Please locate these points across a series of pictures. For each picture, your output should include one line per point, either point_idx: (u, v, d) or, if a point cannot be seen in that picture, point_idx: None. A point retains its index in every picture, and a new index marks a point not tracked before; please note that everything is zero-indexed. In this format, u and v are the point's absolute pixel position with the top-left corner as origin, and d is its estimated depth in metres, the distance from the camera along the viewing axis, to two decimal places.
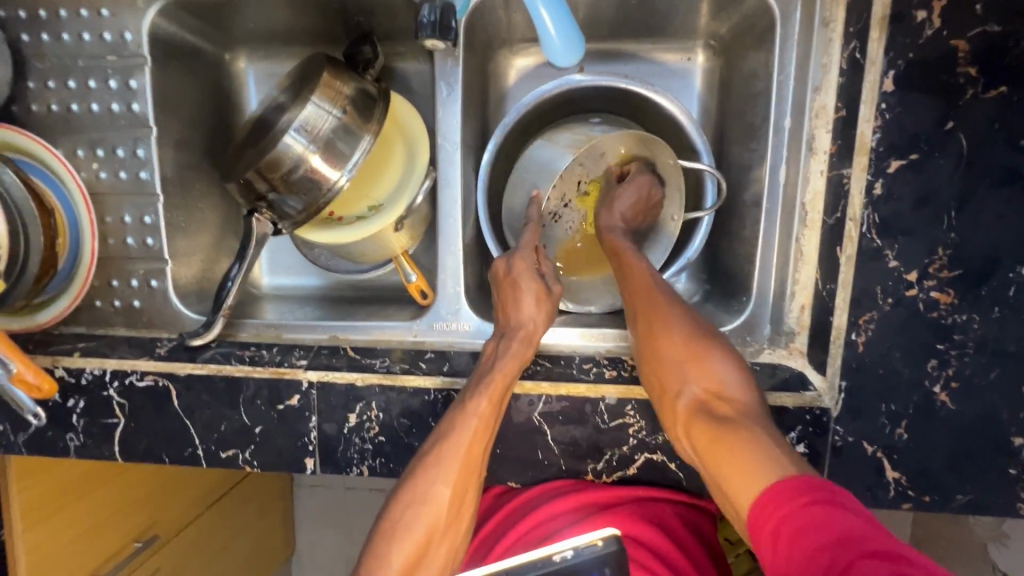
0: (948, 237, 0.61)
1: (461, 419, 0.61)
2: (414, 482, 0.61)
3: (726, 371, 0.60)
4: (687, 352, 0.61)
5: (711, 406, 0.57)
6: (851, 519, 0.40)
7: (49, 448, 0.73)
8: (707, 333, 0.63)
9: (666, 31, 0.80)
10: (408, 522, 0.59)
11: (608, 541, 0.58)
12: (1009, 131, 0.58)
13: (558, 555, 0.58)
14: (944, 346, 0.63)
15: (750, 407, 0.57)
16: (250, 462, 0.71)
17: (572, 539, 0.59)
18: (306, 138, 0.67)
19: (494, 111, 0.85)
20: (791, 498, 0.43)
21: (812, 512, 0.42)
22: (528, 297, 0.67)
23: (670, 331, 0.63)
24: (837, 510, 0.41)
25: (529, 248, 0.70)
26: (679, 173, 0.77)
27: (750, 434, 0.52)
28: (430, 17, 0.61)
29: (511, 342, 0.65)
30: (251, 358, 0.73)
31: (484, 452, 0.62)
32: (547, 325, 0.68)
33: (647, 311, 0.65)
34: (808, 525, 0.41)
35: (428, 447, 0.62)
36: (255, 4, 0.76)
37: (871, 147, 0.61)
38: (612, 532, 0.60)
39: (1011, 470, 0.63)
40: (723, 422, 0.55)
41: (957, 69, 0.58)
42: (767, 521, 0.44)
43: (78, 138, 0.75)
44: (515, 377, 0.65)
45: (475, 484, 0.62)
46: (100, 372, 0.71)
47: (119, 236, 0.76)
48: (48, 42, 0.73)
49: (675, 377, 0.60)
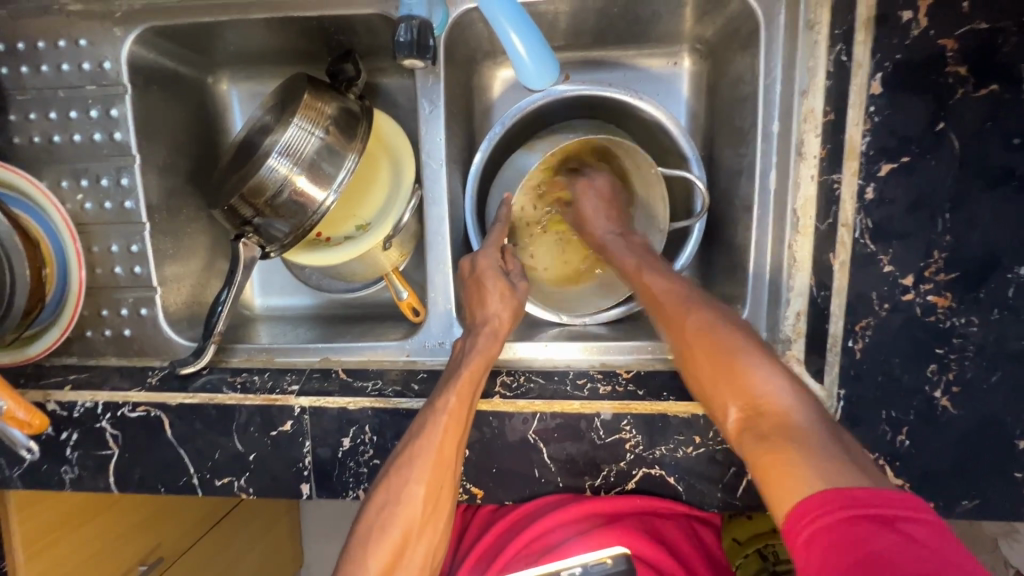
0: (943, 240, 0.60)
1: (431, 417, 0.60)
2: (388, 481, 0.59)
3: (760, 374, 0.54)
4: (716, 359, 0.57)
5: (755, 423, 0.52)
6: (896, 536, 0.38)
7: (44, 481, 0.72)
8: (734, 334, 0.58)
9: (650, 37, 0.79)
10: (383, 525, 0.57)
11: (618, 560, 0.66)
12: (1002, 129, 0.57)
13: (568, 570, 0.66)
14: (943, 350, 0.61)
15: (796, 413, 0.51)
16: (245, 489, 0.71)
17: (582, 557, 0.68)
18: (289, 160, 0.67)
19: (481, 124, 0.85)
20: (829, 511, 0.42)
21: (853, 527, 0.40)
22: (493, 295, 0.68)
23: (696, 338, 0.59)
24: (881, 526, 0.39)
25: (494, 247, 0.71)
26: (661, 182, 0.76)
27: (793, 449, 0.47)
28: (406, 36, 0.60)
29: (477, 337, 0.66)
30: (243, 384, 0.72)
31: (458, 450, 0.61)
32: (515, 322, 0.69)
33: (673, 315, 0.63)
34: (845, 540, 0.39)
35: (399, 448, 0.61)
36: (236, 28, 0.75)
37: (861, 150, 0.60)
38: (622, 550, 0.67)
39: (1017, 474, 0.62)
40: (766, 437, 0.50)
41: (945, 69, 0.57)
42: (801, 530, 0.43)
43: (63, 169, 0.74)
44: (485, 373, 0.65)
45: (451, 483, 0.61)
46: (92, 405, 0.71)
47: (107, 266, 0.76)
48: (28, 74, 0.73)
49: (717, 392, 0.56)
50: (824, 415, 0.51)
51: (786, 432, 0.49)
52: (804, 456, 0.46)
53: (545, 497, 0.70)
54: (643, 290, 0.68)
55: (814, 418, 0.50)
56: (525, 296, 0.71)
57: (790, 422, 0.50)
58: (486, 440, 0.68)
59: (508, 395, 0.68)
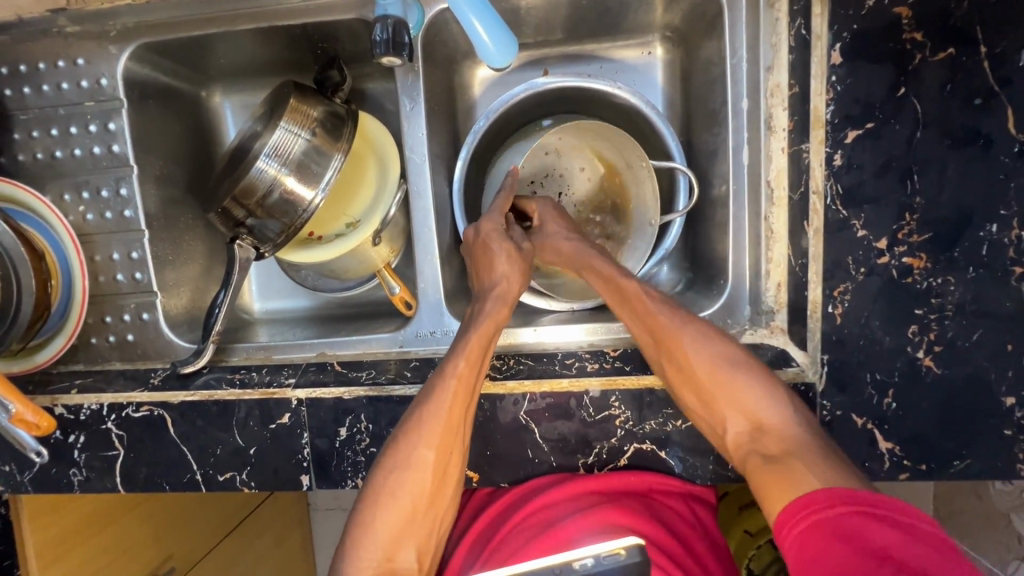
0: (914, 202, 0.61)
1: (440, 382, 0.61)
2: (398, 447, 0.60)
3: (757, 397, 0.61)
4: (711, 381, 0.63)
5: (757, 440, 0.60)
6: (888, 532, 0.46)
7: (53, 484, 0.75)
8: (728, 355, 0.64)
9: (622, 28, 0.81)
10: (392, 489, 0.59)
11: (632, 551, 0.50)
12: (961, 92, 0.58)
13: (577, 562, 0.50)
14: (923, 311, 0.62)
15: (795, 430, 0.59)
16: (247, 483, 0.72)
17: (591, 546, 0.51)
18: (278, 161, 0.69)
19: (464, 121, 0.87)
20: (833, 506, 0.49)
21: (853, 522, 0.47)
22: (500, 258, 0.69)
23: (691, 358, 0.64)
24: (876, 521, 0.47)
25: (498, 214, 0.73)
26: (651, 174, 0.78)
27: (800, 462, 0.55)
28: (383, 35, 0.63)
29: (485, 303, 0.67)
30: (241, 381, 0.74)
31: (466, 416, 0.62)
32: (522, 285, 0.70)
33: (671, 337, 0.65)
34: (846, 532, 0.47)
35: (409, 413, 0.62)
36: (226, 40, 0.78)
37: (826, 119, 0.62)
38: (636, 540, 0.51)
39: (1007, 431, 0.62)
40: (770, 455, 0.58)
41: (903, 36, 0.59)
42: (800, 521, 0.50)
43: (65, 183, 0.78)
44: (492, 338, 0.66)
45: (458, 450, 0.62)
46: (97, 407, 0.73)
47: (109, 274, 0.79)
48: (30, 94, 0.77)
49: (717, 410, 0.63)
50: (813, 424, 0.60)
51: (789, 449, 0.57)
52: (810, 469, 0.54)
53: (538, 478, 0.71)
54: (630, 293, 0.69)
55: (806, 433, 0.58)
56: (529, 262, 0.72)
57: (789, 438, 0.58)
58: (480, 423, 0.69)
59: (498, 377, 0.70)
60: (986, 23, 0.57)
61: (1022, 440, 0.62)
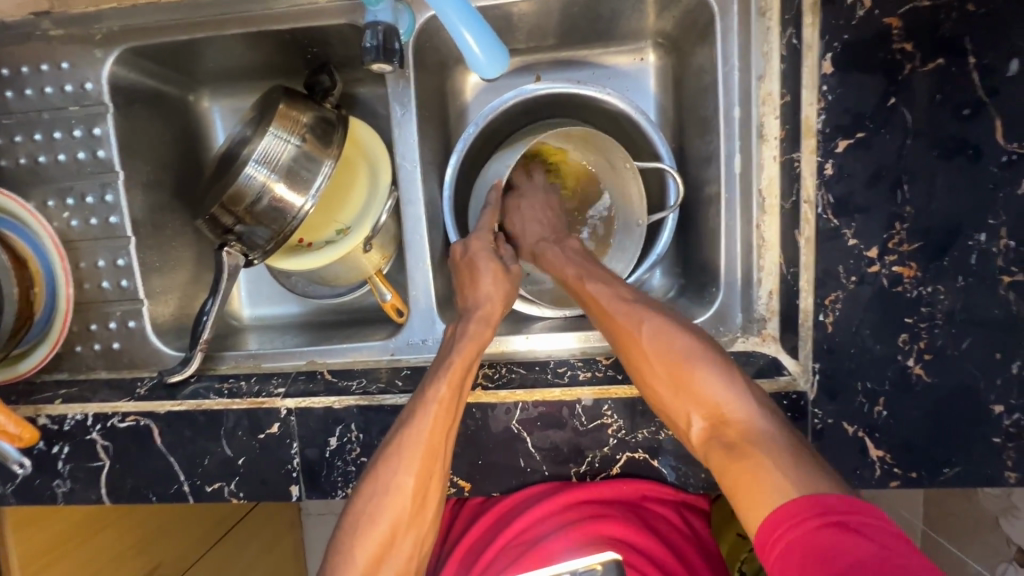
0: (904, 211, 0.61)
1: (421, 407, 0.61)
2: (377, 472, 0.60)
3: (716, 384, 0.58)
4: (669, 369, 0.60)
5: (719, 433, 0.56)
6: (860, 542, 0.41)
7: (36, 496, 0.73)
8: (690, 343, 0.60)
9: (614, 34, 0.81)
10: (373, 516, 0.58)
11: (608, 567, 0.61)
12: (950, 103, 0.59)
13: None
14: (913, 319, 0.62)
15: (758, 421, 0.55)
16: (236, 494, 0.71)
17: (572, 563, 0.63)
18: (267, 168, 0.68)
19: (456, 126, 0.86)
20: (800, 520, 0.45)
21: (824, 532, 0.43)
22: (486, 276, 0.68)
23: (646, 344, 0.61)
24: (847, 531, 0.42)
25: (486, 231, 0.72)
26: (636, 176, 0.78)
27: (762, 453, 0.52)
28: (373, 41, 0.63)
29: (469, 323, 0.66)
30: (230, 390, 0.73)
31: (448, 439, 0.62)
32: (505, 307, 0.70)
33: (627, 321, 0.63)
34: (814, 548, 0.42)
35: (391, 436, 0.61)
36: (214, 44, 0.77)
37: (817, 129, 0.62)
38: (612, 556, 0.62)
39: (995, 438, 0.62)
40: (732, 446, 0.54)
41: (892, 46, 0.60)
42: (776, 542, 0.46)
43: (49, 189, 0.77)
44: (476, 359, 0.65)
45: (440, 473, 0.61)
46: (82, 417, 0.72)
47: (95, 281, 0.77)
48: (13, 98, 0.75)
49: (677, 402, 0.59)
50: (779, 414, 0.57)
51: (753, 441, 0.53)
52: (775, 463, 0.50)
53: (532, 487, 0.70)
54: (589, 297, 0.67)
55: (771, 423, 0.55)
56: (517, 279, 0.71)
57: (754, 429, 0.54)
58: (471, 432, 0.69)
59: (489, 386, 0.69)
60: (974, 34, 0.57)
61: (1010, 448, 0.62)
